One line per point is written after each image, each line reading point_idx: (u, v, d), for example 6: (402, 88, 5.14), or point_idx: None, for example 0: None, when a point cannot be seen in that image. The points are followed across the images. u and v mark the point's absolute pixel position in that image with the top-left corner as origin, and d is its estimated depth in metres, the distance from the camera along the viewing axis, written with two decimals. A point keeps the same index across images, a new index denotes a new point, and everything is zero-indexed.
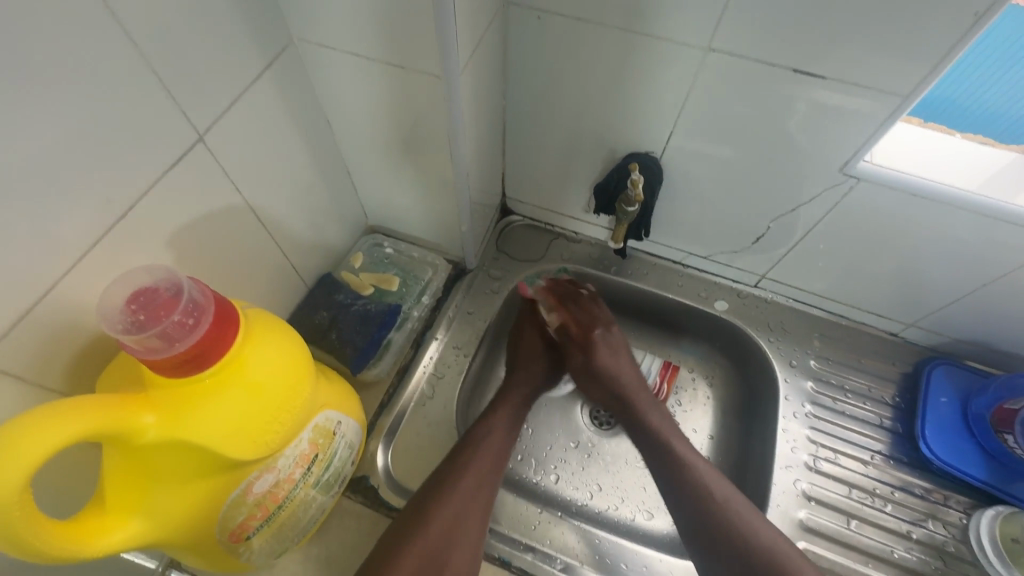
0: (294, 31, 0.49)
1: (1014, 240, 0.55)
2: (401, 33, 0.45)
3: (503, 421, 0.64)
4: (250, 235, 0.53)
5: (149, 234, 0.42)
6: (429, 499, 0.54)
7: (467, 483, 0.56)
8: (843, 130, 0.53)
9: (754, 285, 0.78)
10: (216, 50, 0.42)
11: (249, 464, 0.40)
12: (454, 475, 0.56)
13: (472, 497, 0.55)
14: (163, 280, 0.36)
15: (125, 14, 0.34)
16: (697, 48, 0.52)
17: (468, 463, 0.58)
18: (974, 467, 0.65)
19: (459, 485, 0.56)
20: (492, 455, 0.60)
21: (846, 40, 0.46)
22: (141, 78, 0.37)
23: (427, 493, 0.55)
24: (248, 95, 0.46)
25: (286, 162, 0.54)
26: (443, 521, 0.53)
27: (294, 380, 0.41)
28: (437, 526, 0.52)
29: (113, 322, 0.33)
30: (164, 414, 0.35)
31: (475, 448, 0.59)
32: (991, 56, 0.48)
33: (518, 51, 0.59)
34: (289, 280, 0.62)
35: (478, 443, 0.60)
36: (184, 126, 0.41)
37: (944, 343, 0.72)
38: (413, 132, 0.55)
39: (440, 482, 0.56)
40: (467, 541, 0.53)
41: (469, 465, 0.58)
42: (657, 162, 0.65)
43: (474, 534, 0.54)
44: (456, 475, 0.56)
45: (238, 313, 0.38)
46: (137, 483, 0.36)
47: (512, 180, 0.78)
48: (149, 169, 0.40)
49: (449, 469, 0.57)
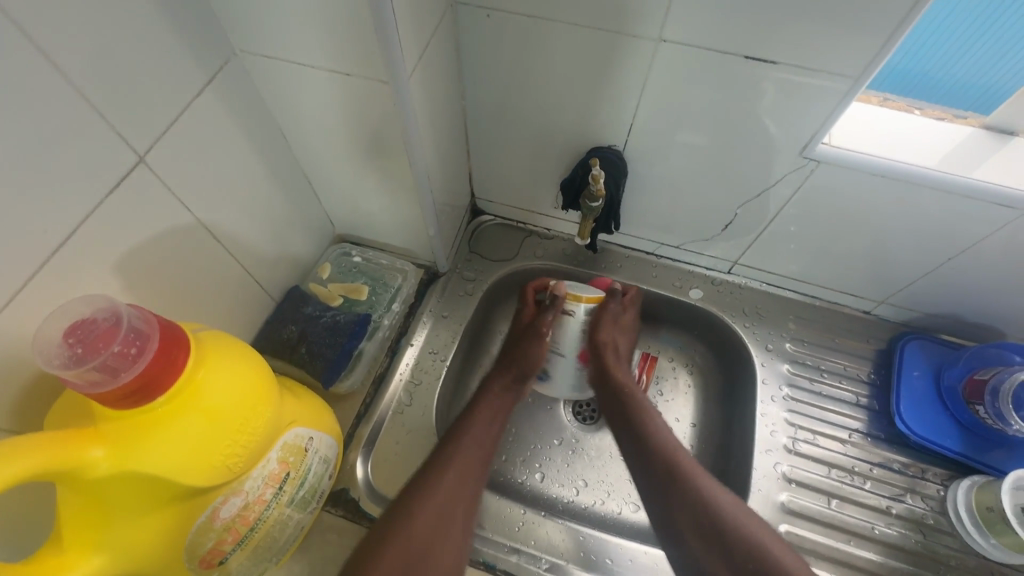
0: (236, 43, 0.47)
1: (974, 214, 0.56)
2: (344, 40, 0.44)
3: (488, 412, 0.63)
4: (207, 255, 0.52)
5: (93, 261, 0.40)
6: (414, 492, 0.53)
7: (453, 474, 0.55)
8: (800, 112, 0.53)
9: (727, 271, 0.78)
10: (151, 68, 0.40)
11: (212, 489, 0.39)
12: (438, 467, 0.55)
13: (459, 488, 0.55)
14: (102, 309, 0.34)
15: (47, 38, 0.33)
16: (649, 39, 0.51)
17: (453, 453, 0.57)
18: (949, 439, 0.66)
19: (445, 475, 0.55)
20: (478, 446, 0.59)
21: (793, 23, 0.46)
22: (70, 102, 0.36)
23: (413, 484, 0.54)
24: (191, 111, 0.45)
25: (240, 177, 0.53)
26: (431, 512, 0.52)
27: (253, 401, 0.40)
28: (425, 517, 0.51)
29: (51, 358, 0.32)
30: (115, 447, 0.34)
31: (463, 433, 0.59)
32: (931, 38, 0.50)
33: (472, 50, 0.59)
34: (254, 296, 0.61)
35: (466, 429, 0.60)
36: (123, 147, 0.40)
37: (915, 318, 0.73)
38: (368, 137, 0.54)
39: (426, 477, 0.54)
40: (454, 533, 0.52)
41: (455, 456, 0.57)
42: (620, 155, 0.65)
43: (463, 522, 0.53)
44: (441, 467, 0.55)
45: (189, 337, 0.38)
46: (95, 519, 0.35)
47: (480, 181, 0.77)
48: (88, 195, 0.39)
49: (433, 463, 0.56)
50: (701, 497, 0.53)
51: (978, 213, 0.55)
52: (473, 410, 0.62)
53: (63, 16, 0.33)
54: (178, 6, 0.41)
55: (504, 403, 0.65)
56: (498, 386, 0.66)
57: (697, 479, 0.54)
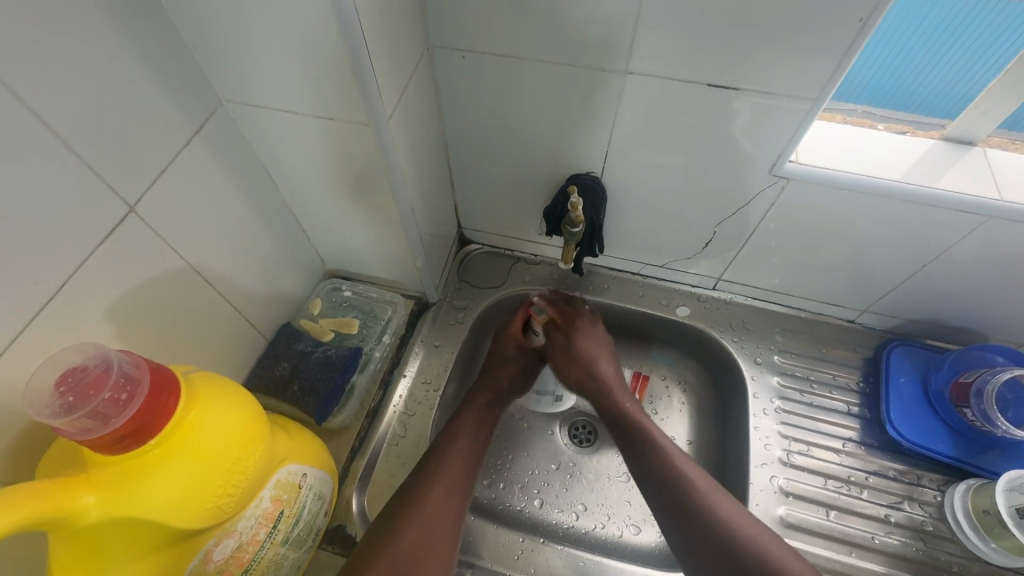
0: (223, 93, 0.50)
1: (944, 220, 0.58)
2: (324, 87, 0.46)
3: (472, 424, 0.63)
4: (198, 297, 0.53)
5: (86, 309, 0.41)
6: (401, 507, 0.53)
7: (440, 488, 0.56)
8: (766, 133, 0.55)
9: (712, 288, 0.80)
10: (140, 123, 0.42)
11: (206, 531, 0.40)
12: (424, 481, 0.56)
13: (445, 501, 0.55)
14: (92, 356, 0.35)
15: (41, 100, 0.35)
16: (617, 72, 0.54)
17: (438, 469, 0.57)
18: (941, 444, 0.66)
19: (430, 491, 0.55)
20: (462, 460, 0.59)
21: (748, 50, 0.48)
22: (62, 158, 0.37)
23: (400, 499, 0.54)
24: (180, 161, 0.47)
25: (228, 220, 0.54)
26: (417, 522, 0.52)
27: (244, 440, 0.41)
28: (410, 532, 0.51)
29: (40, 408, 0.32)
30: (106, 493, 0.34)
31: (448, 444, 0.60)
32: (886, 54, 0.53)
33: (451, 89, 0.61)
34: (246, 335, 0.62)
35: (452, 439, 0.61)
36: (114, 198, 0.42)
37: (898, 325, 0.74)
38: (352, 177, 0.56)
39: (410, 492, 0.55)
40: (443, 545, 0.52)
41: (439, 471, 0.57)
42: (598, 181, 0.67)
43: (450, 535, 0.53)
44: (426, 481, 0.56)
45: (179, 380, 0.38)
46: (86, 568, 0.35)
47: (466, 212, 0.79)
48: (79, 246, 0.40)
49: (419, 479, 0.56)
50: (706, 508, 0.53)
51: (944, 220, 0.57)
52: (457, 421, 0.63)
53: (55, 78, 0.35)
54: (165, 63, 0.43)
55: (484, 422, 0.65)
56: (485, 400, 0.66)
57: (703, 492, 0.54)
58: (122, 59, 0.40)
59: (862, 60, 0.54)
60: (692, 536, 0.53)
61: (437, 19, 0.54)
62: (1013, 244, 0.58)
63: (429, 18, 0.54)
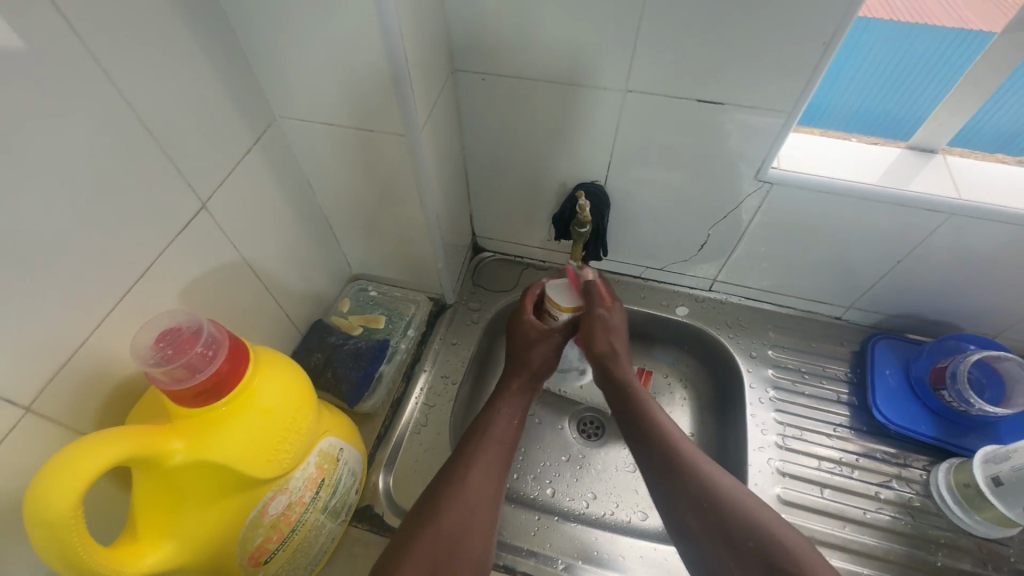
0: (276, 110, 0.57)
1: (912, 219, 0.64)
2: (366, 103, 0.53)
3: (507, 411, 0.67)
4: (248, 289, 0.59)
5: (162, 290, 0.48)
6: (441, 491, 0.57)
7: (477, 475, 0.59)
8: (750, 144, 0.62)
9: (708, 289, 0.86)
10: (212, 132, 0.50)
11: (264, 485, 0.45)
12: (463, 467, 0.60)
13: (482, 488, 0.58)
14: (186, 320, 0.41)
15: (141, 110, 0.42)
16: (617, 90, 0.61)
17: (473, 456, 0.61)
18: (923, 426, 0.72)
19: (468, 479, 0.58)
20: (497, 446, 0.63)
21: (730, 70, 0.56)
22: (153, 159, 0.44)
23: (440, 483, 0.58)
24: (241, 167, 0.54)
25: (275, 222, 0.61)
26: (455, 510, 0.55)
27: (298, 405, 0.46)
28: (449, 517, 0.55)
29: (145, 359, 0.38)
30: (189, 439, 0.39)
31: (483, 434, 0.63)
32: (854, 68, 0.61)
33: (470, 108, 0.69)
34: (284, 328, 0.67)
35: (486, 430, 0.64)
36: (190, 196, 0.48)
37: (881, 320, 0.80)
38: (383, 184, 0.63)
39: (447, 479, 0.58)
40: (479, 527, 0.56)
41: (476, 458, 0.61)
42: (602, 188, 0.74)
43: (484, 521, 0.57)
44: (464, 467, 0.60)
45: (248, 349, 0.44)
46: (166, 507, 0.40)
47: (479, 221, 0.86)
48: (161, 236, 0.46)
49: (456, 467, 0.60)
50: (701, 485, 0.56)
51: (913, 219, 0.64)
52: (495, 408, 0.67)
53: (151, 92, 0.43)
54: (232, 83, 0.51)
55: (519, 408, 0.68)
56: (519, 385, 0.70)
57: (699, 469, 0.57)
58: (200, 78, 0.47)
59: (833, 73, 0.63)
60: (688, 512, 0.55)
61: (460, 47, 0.62)
62: (976, 239, 0.64)
63: (453, 46, 0.62)
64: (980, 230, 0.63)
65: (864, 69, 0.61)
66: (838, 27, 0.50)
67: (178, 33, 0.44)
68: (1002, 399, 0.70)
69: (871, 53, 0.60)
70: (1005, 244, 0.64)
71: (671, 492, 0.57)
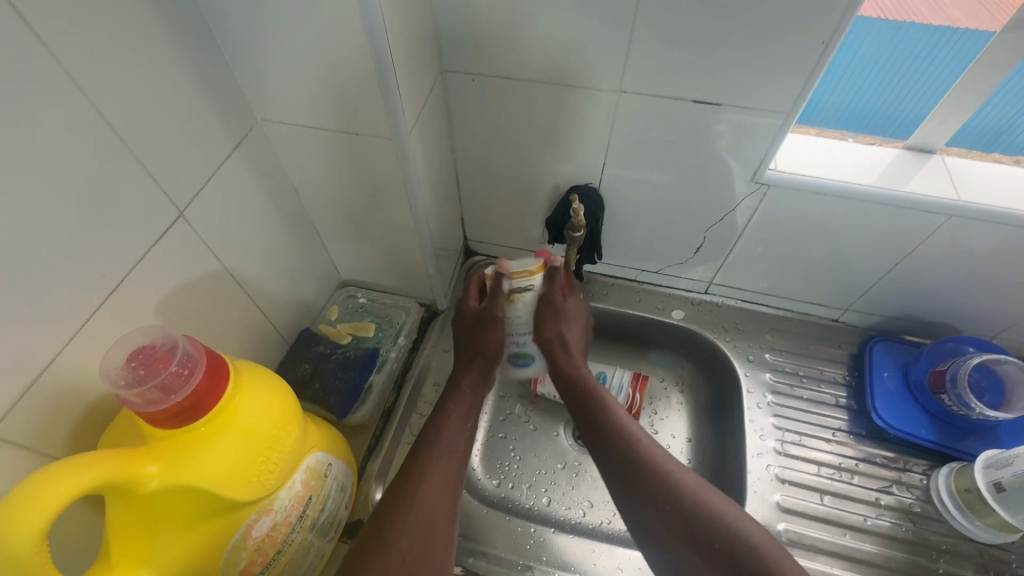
0: (257, 113, 0.55)
1: (911, 221, 0.63)
2: (351, 105, 0.51)
3: (462, 404, 0.62)
4: (230, 299, 0.57)
5: (138, 303, 0.46)
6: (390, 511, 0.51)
7: (428, 489, 0.53)
8: (747, 144, 0.61)
9: (704, 292, 0.85)
10: (190, 137, 0.47)
11: (247, 506, 0.43)
12: (412, 480, 0.54)
13: (435, 501, 0.53)
14: (159, 337, 0.39)
15: (112, 114, 0.40)
16: (611, 91, 0.60)
17: (424, 467, 0.55)
18: (923, 430, 0.71)
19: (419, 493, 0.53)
20: (450, 454, 0.57)
21: (727, 70, 0.55)
22: (126, 166, 0.42)
23: (388, 503, 0.52)
24: (221, 172, 0.52)
25: (258, 229, 0.59)
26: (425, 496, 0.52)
27: (282, 423, 0.44)
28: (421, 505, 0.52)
29: (116, 380, 0.36)
30: (164, 463, 0.37)
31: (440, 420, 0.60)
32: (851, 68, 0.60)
33: (460, 109, 0.67)
34: (270, 338, 0.65)
35: (441, 417, 0.60)
36: (166, 204, 0.46)
37: (879, 322, 0.80)
38: (371, 188, 0.61)
39: (394, 496, 0.52)
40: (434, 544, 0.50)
41: (427, 470, 0.55)
42: (596, 191, 0.72)
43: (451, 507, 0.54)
44: (413, 480, 0.53)
45: (228, 365, 0.42)
46: (143, 534, 0.38)
47: (471, 224, 0.84)
48: (136, 246, 0.44)
49: (404, 482, 0.53)
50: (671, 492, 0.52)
51: (912, 221, 0.63)
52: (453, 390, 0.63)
53: (123, 96, 0.41)
54: (210, 84, 0.49)
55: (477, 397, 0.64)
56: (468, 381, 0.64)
57: (667, 475, 0.54)
58: (176, 81, 0.45)
59: (829, 75, 0.61)
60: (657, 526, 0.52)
61: (449, 47, 0.60)
62: (975, 241, 0.63)
63: (442, 46, 0.60)
64: (980, 232, 0.62)
65: (860, 70, 0.60)
66: (837, 25, 0.49)
67: (151, 33, 0.42)
68: (1002, 403, 0.69)
69: (866, 54, 0.59)
70: (1004, 246, 0.63)
71: (637, 503, 0.54)
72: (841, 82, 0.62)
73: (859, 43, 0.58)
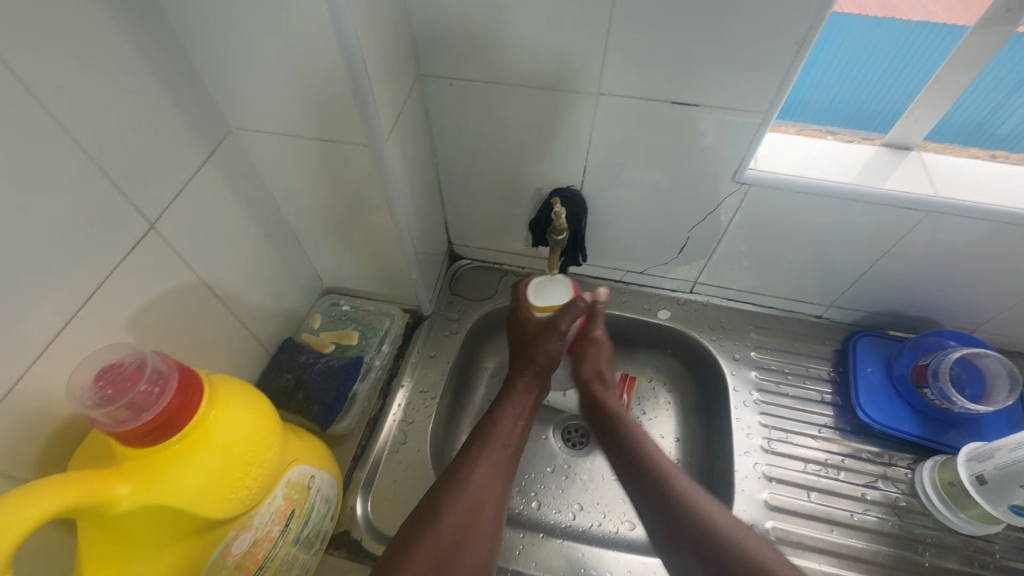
0: (232, 121, 0.54)
1: (891, 217, 0.64)
2: (327, 113, 0.51)
3: (514, 407, 0.66)
4: (208, 311, 0.56)
5: (109, 319, 0.45)
6: (443, 494, 0.56)
7: (480, 477, 0.58)
8: (726, 144, 0.61)
9: (689, 291, 0.85)
10: (160, 149, 0.47)
11: (224, 523, 0.42)
12: (467, 466, 0.58)
13: (486, 490, 0.57)
14: (128, 354, 0.38)
15: (74, 125, 0.39)
16: (590, 94, 0.60)
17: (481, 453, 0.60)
18: (907, 424, 0.72)
19: (472, 482, 0.57)
20: (502, 446, 0.62)
21: (704, 71, 0.55)
22: (93, 180, 0.41)
23: (442, 487, 0.56)
24: (194, 183, 0.51)
25: (236, 239, 0.58)
26: (459, 511, 0.54)
27: (261, 437, 0.44)
28: (454, 515, 0.54)
29: (83, 400, 0.36)
30: (137, 484, 0.37)
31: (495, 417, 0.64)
32: (828, 64, 0.61)
33: (440, 113, 0.66)
34: (251, 349, 0.64)
35: (499, 415, 0.64)
36: (137, 217, 0.45)
37: (862, 318, 0.80)
38: (351, 195, 0.60)
39: (445, 485, 0.56)
40: (484, 534, 0.55)
41: (482, 456, 0.59)
42: (578, 194, 0.72)
43: (492, 518, 0.56)
44: (468, 470, 0.58)
45: (202, 380, 0.41)
46: (117, 555, 0.38)
47: (455, 229, 0.84)
48: (104, 260, 0.43)
49: (458, 470, 0.58)
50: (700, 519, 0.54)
51: (891, 217, 0.64)
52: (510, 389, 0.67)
53: (86, 106, 0.39)
54: (180, 93, 0.48)
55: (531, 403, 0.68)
56: (523, 385, 0.68)
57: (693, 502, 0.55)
58: (144, 91, 0.44)
59: (806, 73, 0.62)
60: (680, 543, 0.53)
61: (426, 51, 0.59)
62: (953, 235, 0.64)
63: (419, 50, 0.59)
64: (958, 227, 0.63)
65: (840, 65, 0.60)
66: (811, 24, 0.49)
67: (114, 41, 0.41)
68: (983, 395, 0.71)
69: (846, 50, 0.59)
70: (982, 241, 0.63)
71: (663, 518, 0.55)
72: (819, 79, 0.62)
73: (835, 40, 0.58)
